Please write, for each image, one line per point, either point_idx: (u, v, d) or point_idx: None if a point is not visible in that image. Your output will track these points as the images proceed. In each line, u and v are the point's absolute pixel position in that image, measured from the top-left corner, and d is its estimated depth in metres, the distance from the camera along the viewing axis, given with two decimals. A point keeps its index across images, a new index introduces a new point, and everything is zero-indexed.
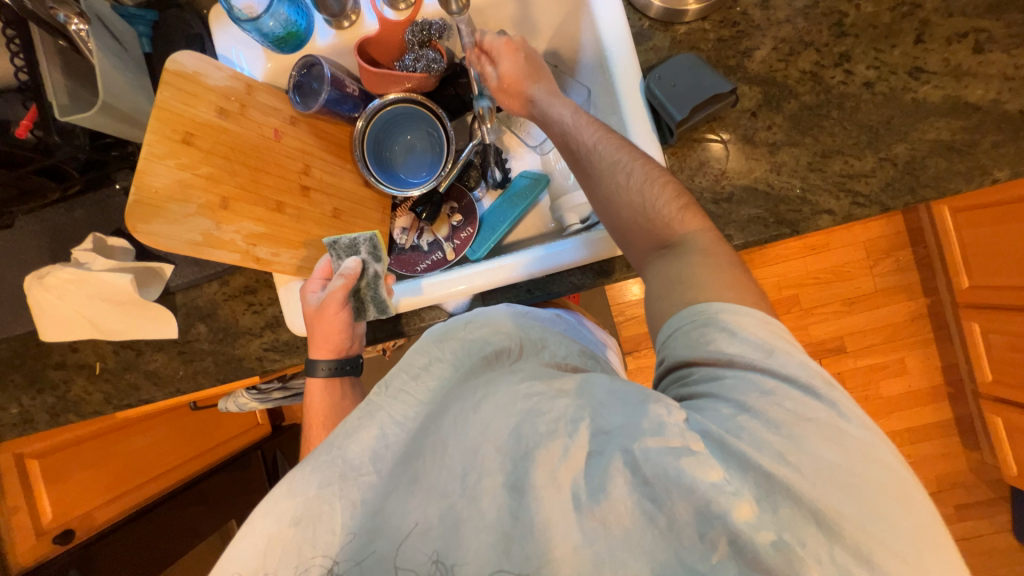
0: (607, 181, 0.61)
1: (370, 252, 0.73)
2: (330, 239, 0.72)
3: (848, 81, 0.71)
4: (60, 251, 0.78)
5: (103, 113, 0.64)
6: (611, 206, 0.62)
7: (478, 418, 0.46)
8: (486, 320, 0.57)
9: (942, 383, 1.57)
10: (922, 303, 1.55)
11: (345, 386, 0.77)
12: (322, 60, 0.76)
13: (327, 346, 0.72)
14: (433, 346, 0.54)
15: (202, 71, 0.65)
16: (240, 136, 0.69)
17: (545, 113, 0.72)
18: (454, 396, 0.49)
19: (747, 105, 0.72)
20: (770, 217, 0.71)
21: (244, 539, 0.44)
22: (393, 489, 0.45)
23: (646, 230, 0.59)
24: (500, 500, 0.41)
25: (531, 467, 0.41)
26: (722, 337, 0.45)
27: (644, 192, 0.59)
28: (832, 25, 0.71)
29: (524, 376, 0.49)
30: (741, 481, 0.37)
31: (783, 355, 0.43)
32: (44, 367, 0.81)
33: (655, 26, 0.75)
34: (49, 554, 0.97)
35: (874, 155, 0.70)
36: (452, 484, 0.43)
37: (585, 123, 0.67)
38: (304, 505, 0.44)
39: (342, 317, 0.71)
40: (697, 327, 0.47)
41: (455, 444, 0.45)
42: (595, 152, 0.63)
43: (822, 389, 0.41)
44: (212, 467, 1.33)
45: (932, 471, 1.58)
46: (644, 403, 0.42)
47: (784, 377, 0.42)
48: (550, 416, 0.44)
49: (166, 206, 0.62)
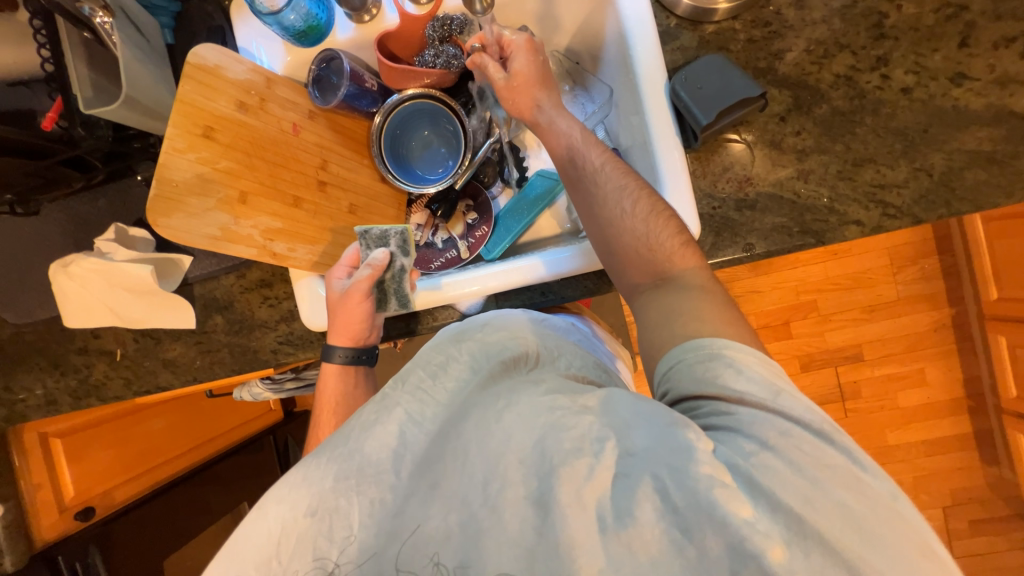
0: (613, 202, 0.61)
1: (400, 246, 0.74)
2: (361, 229, 0.72)
3: (884, 86, 0.68)
4: (83, 239, 0.80)
5: (126, 107, 0.64)
6: (611, 228, 0.61)
7: (499, 428, 0.45)
8: (503, 324, 0.57)
9: (964, 396, 1.53)
10: (947, 314, 1.50)
11: (357, 375, 0.76)
12: (341, 54, 0.76)
13: (347, 334, 0.72)
14: (450, 346, 0.53)
15: (224, 64, 0.65)
16: (258, 130, 0.69)
17: (552, 123, 0.70)
18: (472, 402, 0.48)
19: (775, 110, 0.70)
20: (795, 226, 0.69)
21: (259, 523, 0.45)
22: (411, 493, 0.44)
23: (645, 259, 0.59)
24: (524, 513, 0.41)
25: (556, 484, 0.41)
26: (736, 369, 0.45)
27: (649, 223, 0.59)
28: (871, 27, 0.68)
29: (547, 389, 0.48)
30: (771, 522, 0.37)
31: (790, 398, 0.43)
32: (67, 351, 0.84)
33: (683, 24, 0.73)
34: (71, 529, 1.00)
35: (909, 164, 0.67)
36: (473, 493, 0.43)
37: (592, 142, 0.67)
38: (320, 498, 0.44)
39: (365, 307, 0.70)
40: (708, 359, 0.46)
41: (475, 456, 0.45)
42: (600, 173, 0.64)
43: (834, 435, 0.40)
44: (229, 450, 1.37)
45: (948, 484, 1.54)
46: (679, 428, 0.41)
47: (796, 420, 0.41)
48: (575, 434, 0.43)
49: (185, 200, 0.63)
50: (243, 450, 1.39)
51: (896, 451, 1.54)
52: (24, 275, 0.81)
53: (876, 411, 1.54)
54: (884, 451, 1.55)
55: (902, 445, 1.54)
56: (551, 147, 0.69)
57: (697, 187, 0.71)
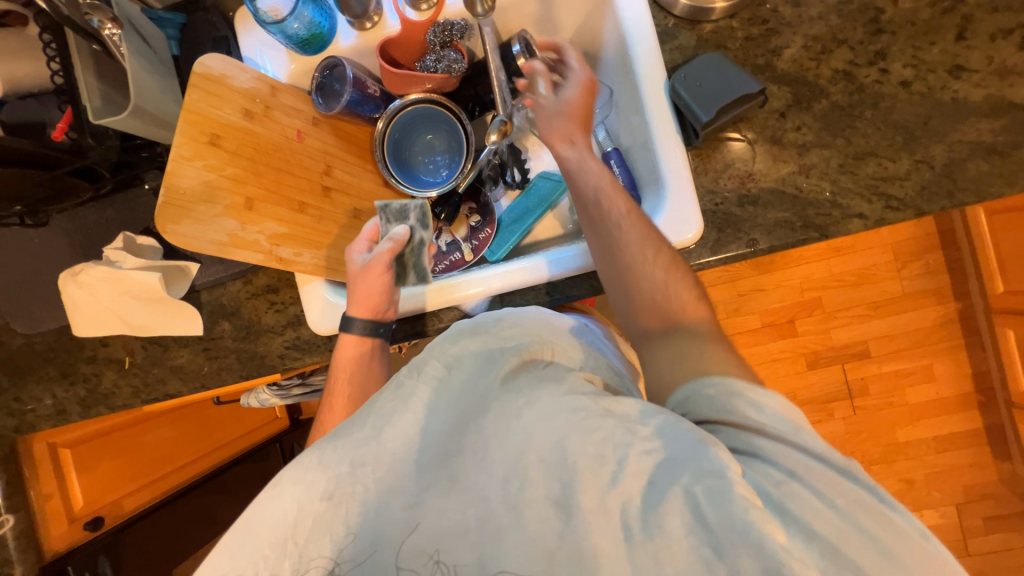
0: (635, 252, 0.59)
1: (419, 219, 0.76)
2: (382, 203, 0.75)
3: (883, 80, 0.68)
4: (91, 249, 0.81)
5: (134, 116, 0.65)
6: (630, 278, 0.59)
7: (519, 426, 0.45)
8: (517, 321, 0.58)
9: (973, 392, 1.51)
10: (953, 308, 1.49)
11: (373, 351, 0.72)
12: (344, 60, 0.76)
13: (366, 305, 0.71)
14: (466, 338, 0.55)
15: (228, 73, 0.67)
16: (263, 137, 0.70)
17: (580, 163, 0.66)
18: (490, 400, 0.48)
19: (775, 106, 0.70)
20: (798, 220, 0.69)
21: (276, 503, 0.46)
22: (427, 487, 0.45)
23: (659, 307, 0.57)
24: (545, 513, 0.41)
25: (578, 489, 0.41)
26: (759, 403, 0.43)
27: (667, 276, 0.58)
28: (868, 22, 0.69)
29: (569, 389, 0.47)
30: (806, 548, 0.35)
31: (811, 435, 0.42)
32: (76, 361, 0.84)
33: (681, 24, 0.74)
34: (80, 539, 1.00)
35: (910, 157, 0.67)
36: (493, 490, 0.43)
37: (619, 189, 0.64)
38: (336, 483, 0.45)
39: (386, 278, 0.71)
40: (732, 397, 0.44)
41: (497, 455, 0.44)
42: (626, 217, 0.61)
43: (859, 471, 0.39)
44: (236, 458, 1.35)
45: (960, 481, 1.52)
46: (703, 445, 0.39)
47: (820, 456, 0.40)
48: (600, 437, 0.42)
49: (193, 207, 0.63)
50: (249, 458, 1.38)
51: (906, 448, 1.53)
52: (34, 286, 0.82)
53: (884, 408, 1.53)
54: (894, 448, 1.53)
55: (912, 442, 1.53)
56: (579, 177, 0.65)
57: (699, 184, 0.72)
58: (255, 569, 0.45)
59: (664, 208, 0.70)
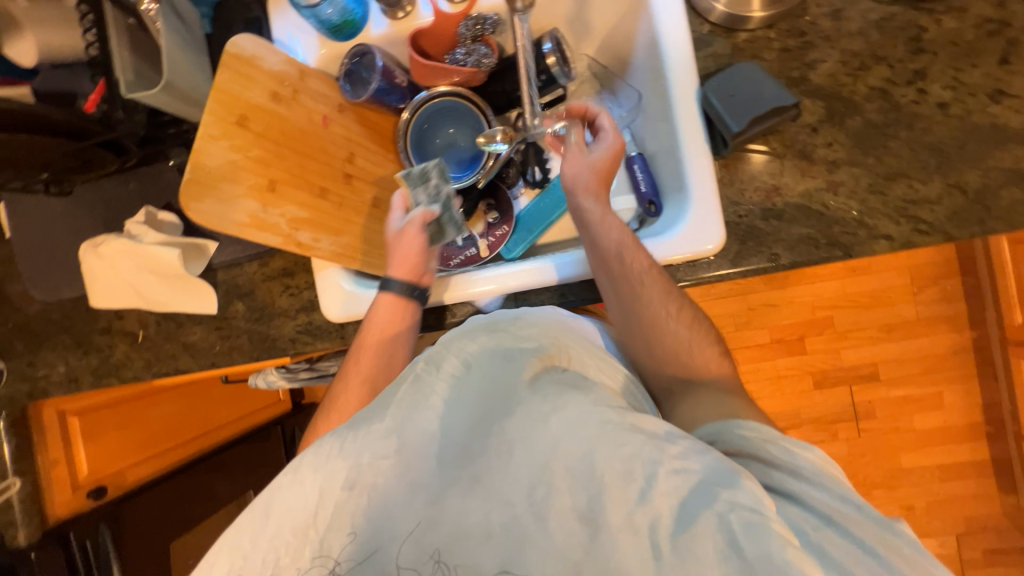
0: (658, 308, 0.66)
1: (440, 176, 0.75)
2: (403, 172, 0.74)
3: (920, 101, 0.67)
4: (112, 221, 0.81)
5: (165, 92, 0.66)
6: (654, 334, 0.66)
7: (546, 432, 0.44)
8: (534, 321, 0.59)
9: (982, 422, 1.49)
10: (968, 337, 1.47)
11: (409, 311, 0.71)
12: (374, 49, 0.76)
13: (404, 269, 0.71)
14: (486, 337, 0.55)
15: (259, 55, 0.67)
16: (289, 120, 0.71)
17: (602, 219, 0.69)
18: (514, 400, 0.47)
19: (808, 120, 0.69)
20: (822, 238, 0.68)
21: (296, 488, 0.46)
22: (448, 484, 0.45)
23: (681, 364, 0.66)
24: (571, 525, 0.42)
25: (605, 505, 0.41)
26: (794, 450, 0.48)
27: (689, 337, 0.67)
28: (908, 40, 0.68)
29: (596, 399, 0.47)
30: None
31: (843, 485, 0.45)
32: (91, 331, 0.85)
33: (716, 31, 0.73)
34: (83, 507, 1.00)
35: (942, 180, 0.66)
36: (517, 497, 0.43)
37: (640, 246, 0.67)
38: (358, 472, 0.46)
39: (421, 241, 0.73)
40: (765, 443, 0.50)
41: (521, 459, 0.44)
42: (648, 274, 0.66)
43: (895, 524, 0.41)
44: (239, 437, 1.34)
45: (962, 512, 1.50)
46: (735, 474, 0.41)
47: (858, 505, 0.42)
48: (629, 451, 0.42)
49: (217, 185, 0.64)
50: (253, 437, 1.37)
51: (909, 475, 1.51)
52: (55, 254, 0.82)
53: (890, 433, 1.51)
54: (897, 473, 1.51)
55: (915, 469, 1.51)
56: (604, 227, 0.68)
57: (724, 195, 0.71)
58: (275, 554, 0.46)
59: (687, 216, 0.69)
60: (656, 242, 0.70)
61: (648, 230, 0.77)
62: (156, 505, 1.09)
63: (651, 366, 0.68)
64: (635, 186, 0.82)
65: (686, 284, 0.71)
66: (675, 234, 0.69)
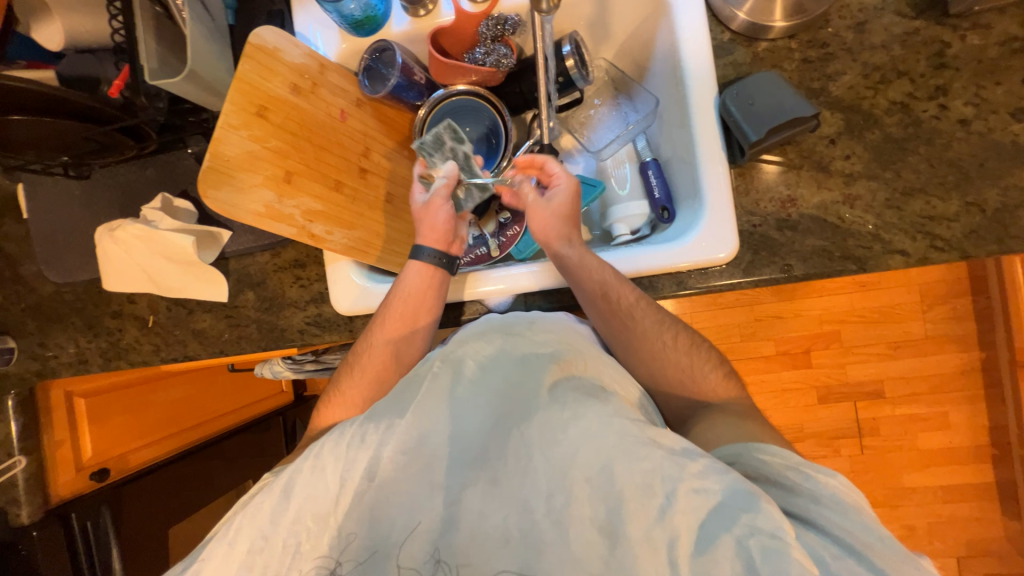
0: (655, 341, 0.68)
1: (453, 138, 0.76)
2: (417, 143, 0.75)
3: (941, 116, 0.66)
4: (129, 206, 0.82)
5: (188, 80, 0.67)
6: (658, 365, 0.68)
7: (565, 441, 0.49)
8: (548, 326, 0.64)
9: (989, 445, 1.47)
10: (977, 357, 1.45)
11: (439, 282, 0.73)
12: (394, 45, 0.77)
13: (435, 237, 0.74)
14: (500, 340, 0.60)
15: (282, 47, 0.68)
16: (308, 113, 0.71)
17: (581, 260, 0.69)
18: (535, 406, 0.52)
19: (826, 132, 0.69)
20: (837, 250, 0.67)
21: (318, 476, 0.52)
22: (468, 485, 0.51)
23: (688, 387, 0.67)
24: (589, 535, 0.46)
25: (625, 519, 0.45)
26: (820, 477, 0.48)
27: (694, 361, 0.68)
28: (931, 55, 0.67)
29: (615, 410, 0.50)
30: None
31: (870, 516, 0.46)
32: (102, 314, 0.86)
33: (737, 39, 0.72)
34: (85, 489, 1.00)
35: (961, 198, 0.65)
36: (536, 502, 0.48)
37: (625, 280, 0.68)
38: (377, 464, 0.52)
39: (448, 210, 0.75)
40: (785, 468, 0.50)
41: (541, 466, 0.49)
42: (638, 309, 0.67)
43: (917, 559, 0.43)
44: (240, 427, 1.35)
45: (964, 534, 1.48)
46: (754, 496, 0.42)
47: (883, 538, 0.44)
48: (647, 467, 0.45)
49: (234, 174, 0.64)
50: (255, 427, 1.37)
51: (911, 494, 1.49)
52: (71, 236, 0.83)
53: (894, 451, 1.49)
54: (899, 492, 1.50)
55: (918, 489, 1.49)
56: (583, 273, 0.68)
57: (739, 204, 0.70)
58: (296, 538, 0.51)
59: (700, 224, 0.69)
60: (669, 248, 0.69)
61: (660, 236, 0.77)
62: (156, 491, 1.10)
63: (659, 371, 0.68)
64: (648, 191, 0.82)
65: (697, 291, 0.71)
66: (687, 241, 0.69)
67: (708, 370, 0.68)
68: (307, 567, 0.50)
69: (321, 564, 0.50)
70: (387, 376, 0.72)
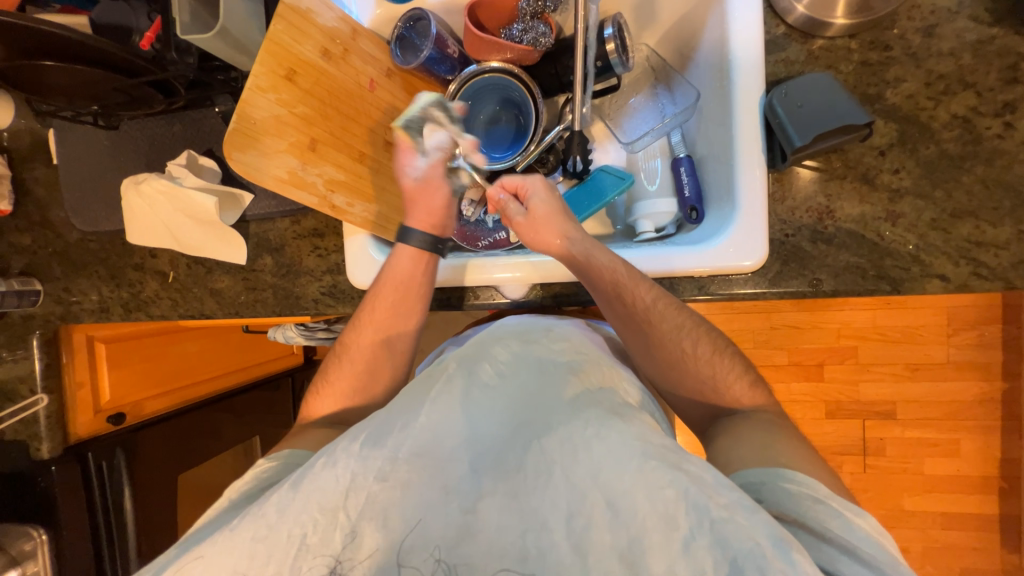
0: (675, 350, 0.66)
1: (443, 115, 0.73)
2: (404, 119, 0.70)
3: (1005, 135, 0.62)
4: (155, 161, 0.83)
5: (219, 37, 0.66)
6: (674, 380, 0.67)
7: (585, 458, 0.50)
8: (564, 335, 0.67)
9: (998, 477, 1.43)
10: (998, 387, 1.40)
11: (426, 267, 0.73)
12: (429, 14, 0.74)
13: (429, 221, 0.73)
14: (521, 349, 0.64)
15: (315, 9, 0.66)
16: (336, 80, 0.70)
17: (587, 257, 0.66)
18: (554, 420, 0.54)
19: (877, 142, 0.65)
20: (871, 268, 0.64)
21: (329, 469, 0.52)
22: (485, 494, 0.51)
23: (701, 397, 0.67)
24: (610, 563, 0.45)
25: (647, 551, 0.44)
26: (851, 522, 0.47)
27: (709, 377, 0.66)
28: (1004, 68, 0.62)
29: (638, 432, 0.51)
30: None
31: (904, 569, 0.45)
32: (125, 266, 0.87)
33: (793, 35, 0.68)
34: (102, 430, 1.03)
35: (1014, 225, 0.61)
36: (556, 520, 0.48)
37: (639, 278, 0.66)
38: (391, 465, 0.52)
39: (444, 193, 0.75)
40: (813, 502, 0.49)
41: (560, 481, 0.49)
42: (653, 312, 0.65)
43: None
44: (250, 385, 1.39)
45: (958, 561, 1.47)
46: (786, 545, 0.41)
47: None
48: (670, 494, 0.45)
49: (260, 138, 0.64)
50: (264, 386, 1.41)
51: (909, 517, 1.47)
52: (98, 186, 0.84)
53: (898, 473, 1.47)
54: (898, 514, 1.48)
55: (917, 512, 1.47)
56: (586, 279, 0.66)
57: (773, 211, 0.67)
58: (303, 530, 0.49)
59: (730, 230, 0.66)
60: (696, 250, 0.67)
61: (685, 237, 0.74)
62: (169, 438, 1.14)
63: (669, 371, 0.67)
64: (678, 189, 0.80)
65: (717, 297, 0.69)
66: (713, 246, 0.66)
67: (724, 377, 0.67)
68: (309, 565, 0.48)
69: (325, 563, 0.48)
70: (379, 357, 0.74)
